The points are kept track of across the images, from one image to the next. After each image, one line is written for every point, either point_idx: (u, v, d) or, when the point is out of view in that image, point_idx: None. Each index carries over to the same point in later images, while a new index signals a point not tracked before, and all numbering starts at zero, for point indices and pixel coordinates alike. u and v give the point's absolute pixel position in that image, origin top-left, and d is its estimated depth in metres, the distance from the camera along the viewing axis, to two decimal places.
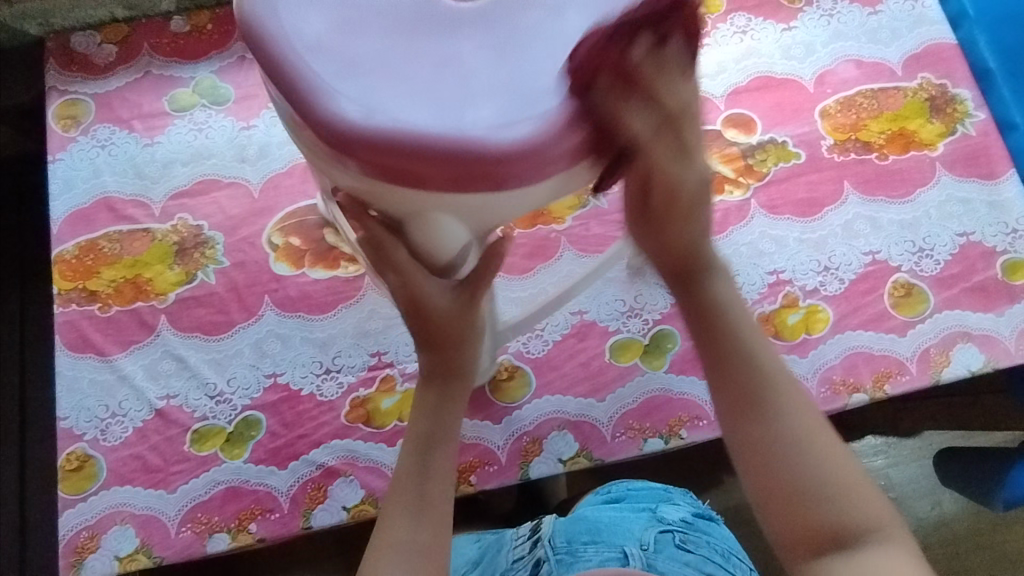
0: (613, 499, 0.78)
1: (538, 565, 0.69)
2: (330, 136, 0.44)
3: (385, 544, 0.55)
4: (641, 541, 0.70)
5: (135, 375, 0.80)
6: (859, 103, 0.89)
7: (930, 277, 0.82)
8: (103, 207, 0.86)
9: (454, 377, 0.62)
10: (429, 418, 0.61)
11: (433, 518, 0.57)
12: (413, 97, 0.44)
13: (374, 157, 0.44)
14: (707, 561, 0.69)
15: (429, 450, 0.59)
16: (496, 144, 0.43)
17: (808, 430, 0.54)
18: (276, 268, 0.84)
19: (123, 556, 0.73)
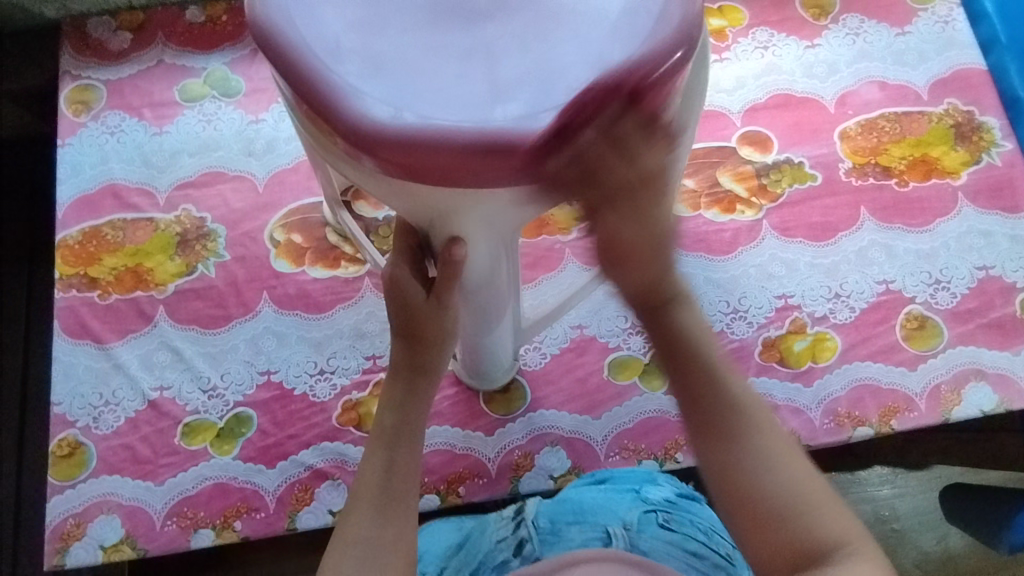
0: (598, 480, 0.69)
1: (520, 546, 0.63)
2: (352, 138, 0.43)
3: (346, 541, 0.51)
4: (624, 522, 0.62)
5: (130, 364, 0.79)
6: (881, 127, 0.87)
7: (945, 310, 0.79)
8: (109, 194, 0.86)
9: (425, 368, 0.60)
10: (396, 410, 0.58)
11: (398, 513, 0.52)
12: (438, 89, 0.43)
13: (397, 157, 0.43)
14: (692, 541, 0.61)
15: (396, 445, 0.56)
16: (524, 135, 0.42)
17: (779, 450, 0.51)
18: (276, 264, 0.84)
19: (107, 546, 0.73)
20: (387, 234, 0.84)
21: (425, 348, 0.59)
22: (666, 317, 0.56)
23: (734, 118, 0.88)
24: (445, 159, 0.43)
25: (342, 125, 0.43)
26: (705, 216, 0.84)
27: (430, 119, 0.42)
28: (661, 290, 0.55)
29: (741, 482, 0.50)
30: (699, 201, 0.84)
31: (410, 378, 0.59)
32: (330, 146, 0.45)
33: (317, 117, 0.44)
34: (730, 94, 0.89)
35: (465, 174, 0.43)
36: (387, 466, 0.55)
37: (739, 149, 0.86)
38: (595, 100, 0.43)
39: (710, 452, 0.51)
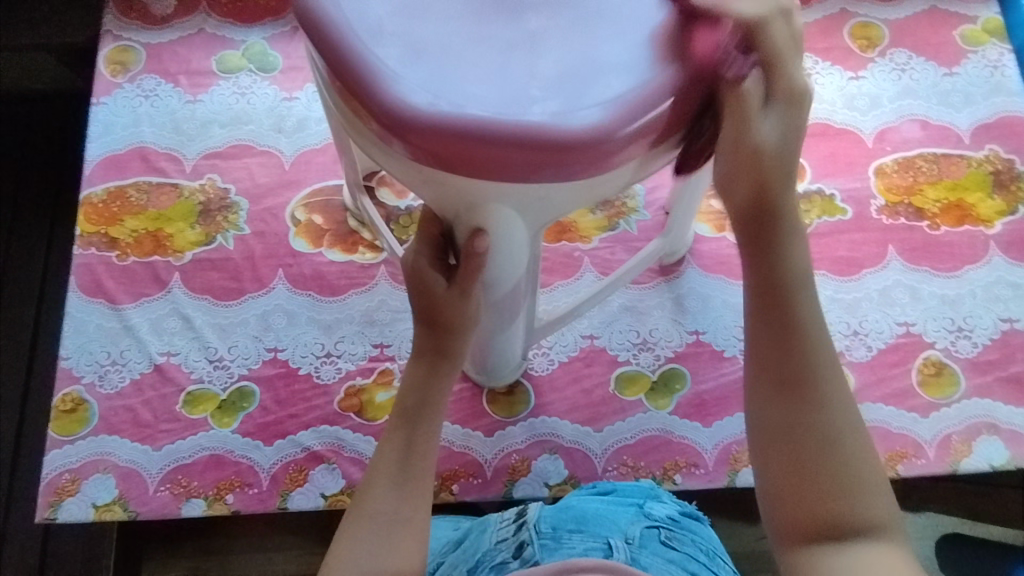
0: (603, 492, 0.69)
1: (520, 548, 0.60)
2: (382, 118, 0.42)
3: (364, 514, 0.52)
4: (626, 535, 0.60)
5: (141, 327, 0.80)
6: (918, 166, 0.85)
7: (965, 359, 0.77)
8: (138, 156, 0.87)
9: (446, 354, 0.59)
10: (416, 390, 0.58)
11: (416, 492, 0.54)
12: (476, 77, 0.43)
13: (427, 141, 0.42)
14: (693, 560, 0.59)
15: (415, 424, 0.57)
16: (561, 131, 0.41)
17: (847, 424, 0.46)
18: (294, 243, 0.84)
19: (100, 505, 0.73)
20: (408, 224, 0.83)
21: (442, 335, 0.58)
22: (774, 233, 0.50)
23: None
24: (475, 147, 0.42)
25: (375, 104, 0.42)
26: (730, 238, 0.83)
27: (464, 104, 0.42)
28: (773, 195, 0.50)
29: (796, 467, 0.46)
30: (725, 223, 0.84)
31: (427, 358, 0.59)
32: (360, 125, 0.45)
33: (350, 96, 0.44)
34: None
35: (497, 167, 0.42)
36: (405, 445, 0.56)
37: None
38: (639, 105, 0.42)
39: (778, 402, 0.47)
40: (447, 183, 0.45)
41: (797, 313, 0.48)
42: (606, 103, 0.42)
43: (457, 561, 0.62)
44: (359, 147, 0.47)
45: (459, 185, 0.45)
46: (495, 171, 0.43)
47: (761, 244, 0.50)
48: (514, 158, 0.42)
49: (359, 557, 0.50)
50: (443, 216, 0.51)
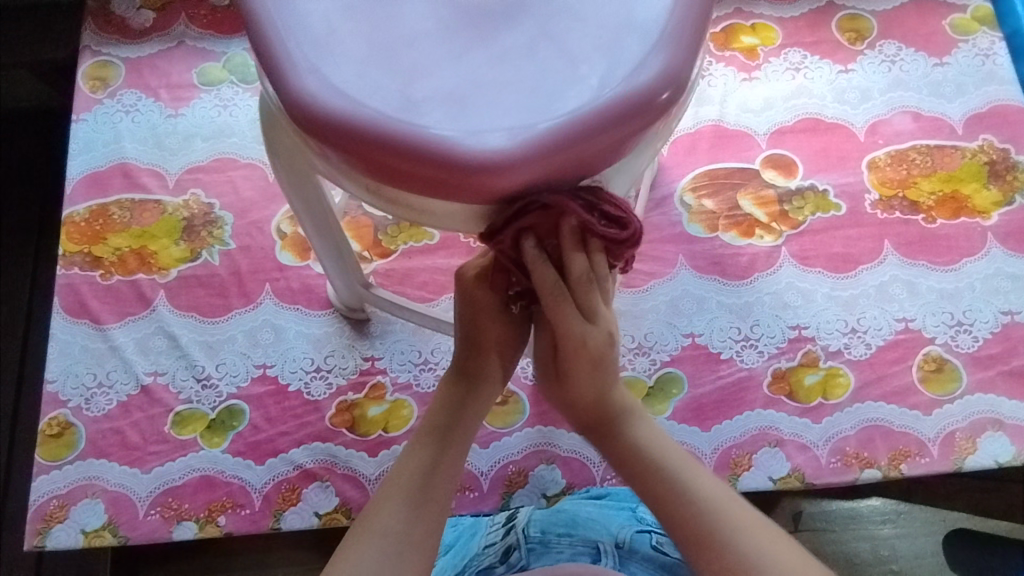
0: (597, 494, 0.66)
1: (508, 552, 0.60)
2: (390, 168, 0.41)
3: (371, 530, 0.51)
4: (615, 539, 0.59)
5: (126, 348, 0.78)
6: (912, 159, 0.84)
7: (966, 354, 0.76)
8: (119, 172, 0.86)
9: (482, 377, 0.59)
10: (443, 406, 0.57)
11: (431, 513, 0.52)
12: (467, 98, 0.41)
13: (394, 165, 0.41)
14: (685, 566, 0.57)
15: (445, 442, 0.55)
16: (529, 145, 0.40)
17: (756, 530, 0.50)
18: (281, 257, 0.82)
19: (89, 531, 0.72)
20: (396, 233, 0.82)
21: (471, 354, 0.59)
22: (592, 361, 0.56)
23: (759, 140, 0.85)
24: (443, 168, 0.40)
25: (377, 158, 0.41)
26: (723, 238, 0.81)
27: (468, 129, 0.41)
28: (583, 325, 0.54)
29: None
30: (717, 222, 0.82)
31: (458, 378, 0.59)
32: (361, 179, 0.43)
33: (348, 156, 0.42)
34: (757, 114, 0.87)
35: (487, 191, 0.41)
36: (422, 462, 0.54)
37: (763, 171, 0.84)
38: (634, 97, 0.41)
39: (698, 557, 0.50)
40: (464, 214, 0.44)
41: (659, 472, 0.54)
42: (603, 99, 0.41)
43: (447, 565, 0.61)
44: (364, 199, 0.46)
45: (475, 214, 0.44)
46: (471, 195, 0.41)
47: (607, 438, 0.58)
48: (510, 173, 0.41)
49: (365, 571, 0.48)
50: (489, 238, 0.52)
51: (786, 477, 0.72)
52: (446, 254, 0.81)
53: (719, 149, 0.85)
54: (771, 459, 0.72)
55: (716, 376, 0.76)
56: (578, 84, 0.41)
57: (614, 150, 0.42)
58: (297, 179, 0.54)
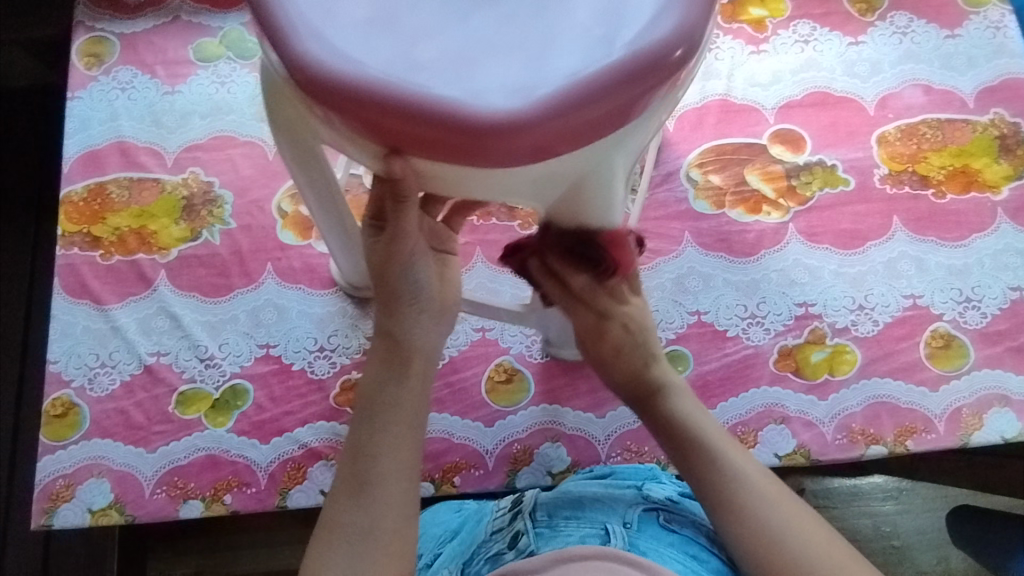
0: (599, 476, 0.67)
1: (515, 538, 0.59)
2: (404, 132, 0.40)
3: (329, 526, 0.51)
4: (624, 520, 0.58)
5: (128, 328, 0.78)
6: (922, 133, 0.82)
7: (973, 330, 0.75)
8: (117, 151, 0.84)
9: (400, 342, 0.57)
10: (377, 382, 0.56)
11: (377, 500, 0.51)
12: (480, 60, 0.40)
13: (404, 131, 0.40)
14: (693, 543, 0.57)
15: (375, 419, 0.54)
16: (544, 106, 0.39)
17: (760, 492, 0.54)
18: (282, 236, 0.81)
19: (96, 510, 0.72)
20: None
21: (392, 312, 0.57)
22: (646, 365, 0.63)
23: (767, 114, 0.84)
24: (454, 131, 0.39)
25: (385, 123, 0.40)
26: (729, 214, 0.80)
27: (485, 89, 0.39)
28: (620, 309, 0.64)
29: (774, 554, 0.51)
30: (723, 199, 0.81)
31: (382, 352, 0.57)
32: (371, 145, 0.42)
33: (356, 123, 0.40)
34: (765, 88, 0.85)
35: (499, 152, 0.40)
36: (362, 440, 0.53)
37: (770, 147, 0.82)
38: (647, 55, 0.40)
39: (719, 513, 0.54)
40: (486, 177, 0.43)
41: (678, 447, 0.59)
42: (616, 57, 0.40)
43: (455, 552, 0.62)
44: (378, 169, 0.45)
45: (480, 177, 0.43)
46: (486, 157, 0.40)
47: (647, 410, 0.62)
48: (523, 135, 0.39)
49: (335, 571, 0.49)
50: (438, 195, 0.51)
51: (792, 453, 0.72)
52: None
53: (726, 124, 0.84)
54: (777, 436, 0.72)
55: (722, 354, 0.75)
56: (590, 42, 0.40)
57: (629, 110, 0.41)
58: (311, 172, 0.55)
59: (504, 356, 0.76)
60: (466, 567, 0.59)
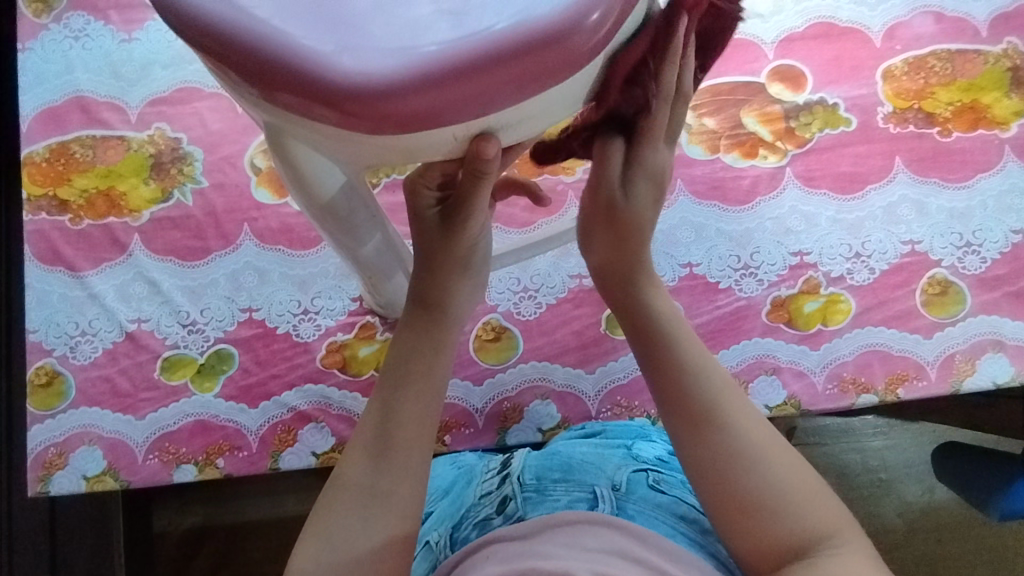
0: (589, 434, 0.67)
1: (503, 504, 0.59)
2: (266, 80, 0.38)
3: (342, 485, 0.49)
4: (612, 483, 0.59)
5: (106, 295, 0.76)
6: (931, 65, 0.78)
7: (972, 276, 0.73)
8: (76, 107, 0.80)
9: (439, 309, 0.55)
10: (405, 347, 0.54)
11: (397, 463, 0.49)
12: (361, 15, 0.38)
13: (353, 107, 0.37)
14: (682, 503, 0.57)
15: (399, 385, 0.52)
16: (497, 54, 0.37)
17: (765, 452, 0.51)
18: (257, 194, 0.78)
19: (90, 477, 0.72)
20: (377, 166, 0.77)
21: (435, 279, 0.55)
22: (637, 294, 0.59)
23: (766, 49, 0.78)
24: (409, 100, 0.37)
25: (333, 100, 0.37)
26: (724, 159, 0.77)
27: (356, 49, 0.37)
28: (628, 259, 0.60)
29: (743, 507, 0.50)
30: (718, 143, 0.77)
31: (418, 318, 0.55)
32: (242, 92, 0.40)
33: (226, 66, 0.39)
34: (765, 20, 0.79)
35: (460, 109, 0.39)
36: (387, 405, 0.51)
37: (769, 85, 0.78)
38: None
39: (695, 442, 0.52)
40: (356, 141, 0.41)
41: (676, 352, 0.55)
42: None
43: (445, 514, 0.62)
44: (259, 117, 0.43)
45: (451, 135, 0.41)
46: (450, 116, 0.39)
47: (614, 292, 0.61)
48: (480, 90, 0.38)
49: (338, 533, 0.47)
50: (469, 173, 0.46)
51: (782, 404, 0.72)
52: None
53: (722, 61, 0.78)
54: (767, 387, 0.72)
55: (714, 307, 0.74)
56: None
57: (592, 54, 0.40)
58: (344, 229, 0.56)
59: (492, 314, 0.74)
60: (456, 531, 0.60)
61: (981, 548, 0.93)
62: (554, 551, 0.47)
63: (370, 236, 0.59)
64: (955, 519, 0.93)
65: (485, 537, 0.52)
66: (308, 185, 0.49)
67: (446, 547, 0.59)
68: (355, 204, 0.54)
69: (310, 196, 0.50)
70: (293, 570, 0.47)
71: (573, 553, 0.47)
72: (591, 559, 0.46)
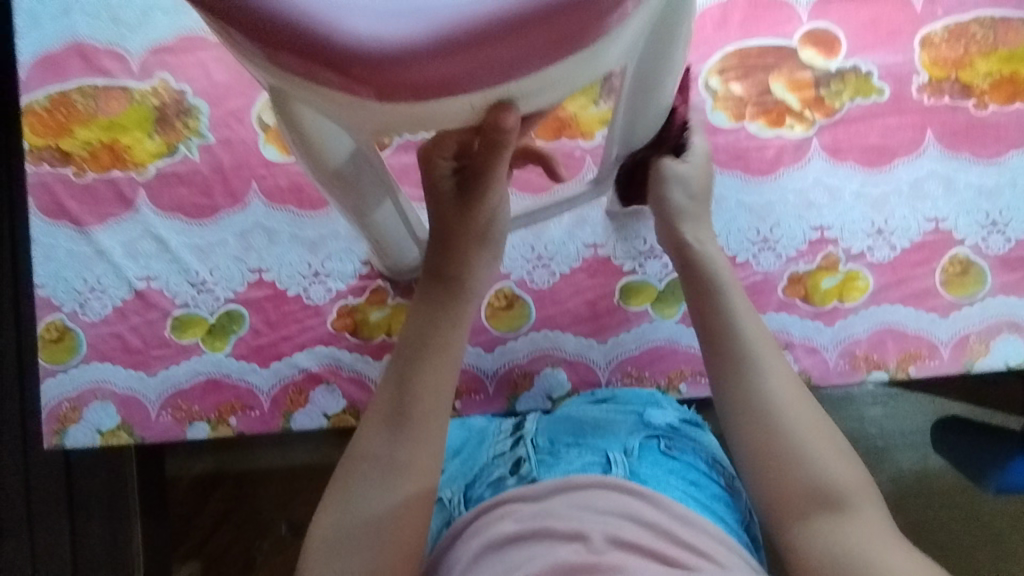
0: (600, 399, 0.66)
1: (518, 464, 0.58)
2: (267, 39, 0.35)
3: (359, 456, 0.50)
4: (625, 447, 0.58)
5: (114, 252, 0.75)
6: (972, 33, 0.74)
7: (994, 256, 0.72)
8: (75, 54, 0.76)
9: (457, 283, 0.54)
10: (422, 321, 0.53)
11: (414, 435, 0.50)
12: None
13: (363, 74, 0.35)
14: (692, 470, 0.58)
15: (416, 360, 0.52)
16: (518, 20, 0.35)
17: (812, 425, 0.55)
18: (265, 152, 0.76)
19: (105, 431, 0.73)
20: None
21: (452, 253, 0.53)
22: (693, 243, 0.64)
23: (800, 11, 0.74)
24: (425, 67, 0.35)
25: (341, 65, 0.35)
26: (749, 128, 0.74)
27: (367, 11, 0.35)
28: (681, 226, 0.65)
29: (765, 450, 0.55)
30: (744, 110, 0.74)
31: (433, 293, 0.54)
32: (243, 51, 0.37)
33: (225, 22, 0.36)
34: None
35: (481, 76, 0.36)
36: (403, 378, 0.51)
37: (800, 50, 0.74)
38: None
39: (726, 373, 0.58)
40: (365, 109, 0.38)
41: (724, 299, 0.61)
42: None
43: (456, 474, 0.62)
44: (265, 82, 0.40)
45: (467, 105, 0.38)
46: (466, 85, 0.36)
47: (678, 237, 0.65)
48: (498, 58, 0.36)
49: (360, 503, 0.48)
50: (489, 140, 0.44)
51: None
52: None
53: (753, 22, 0.74)
54: None
55: None
56: None
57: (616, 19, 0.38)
58: (352, 196, 0.54)
59: (504, 282, 0.73)
60: (470, 490, 0.60)
61: (973, 519, 0.95)
62: (568, 513, 0.48)
63: (377, 203, 0.57)
64: (949, 488, 0.95)
65: (498, 497, 0.52)
66: (317, 152, 0.47)
67: (460, 504, 0.59)
68: (364, 170, 0.52)
69: (316, 161, 0.48)
70: (315, 537, 0.48)
71: (588, 517, 0.48)
72: (605, 520, 0.47)
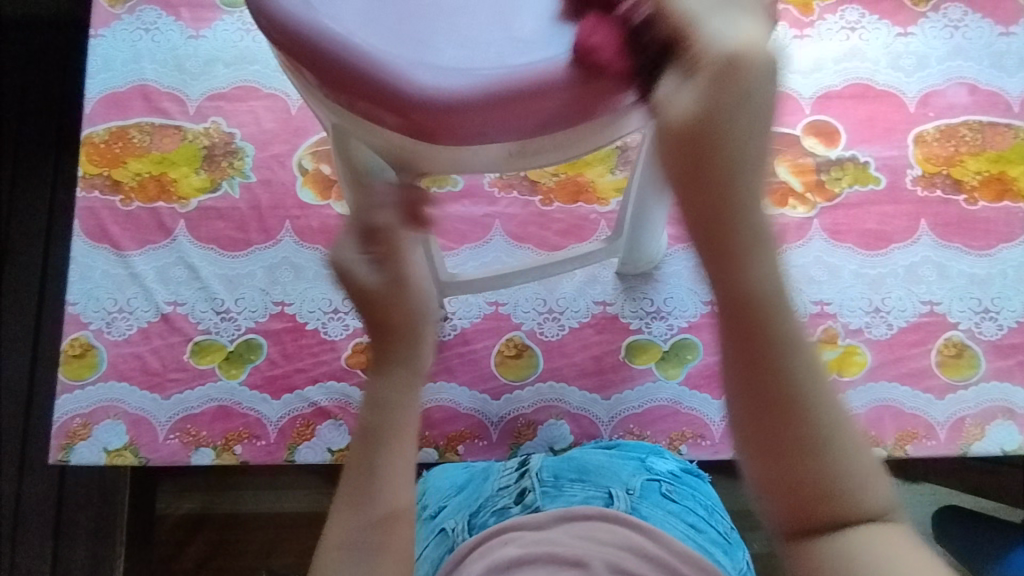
0: (606, 444, 0.68)
1: (522, 494, 0.60)
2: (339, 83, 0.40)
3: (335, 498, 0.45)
4: (626, 486, 0.61)
5: (147, 276, 0.79)
6: (962, 135, 0.80)
7: (987, 342, 0.75)
8: (139, 95, 0.83)
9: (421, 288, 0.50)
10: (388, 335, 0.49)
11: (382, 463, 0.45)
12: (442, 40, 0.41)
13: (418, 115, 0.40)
14: (692, 513, 0.59)
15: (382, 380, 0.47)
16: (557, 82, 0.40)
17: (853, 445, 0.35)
18: (302, 194, 0.81)
19: (111, 450, 0.74)
20: None
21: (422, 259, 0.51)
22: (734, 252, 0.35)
23: (804, 103, 0.81)
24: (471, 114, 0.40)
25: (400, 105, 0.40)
26: None
27: (425, 65, 0.40)
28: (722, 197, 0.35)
29: (780, 443, 0.34)
30: None
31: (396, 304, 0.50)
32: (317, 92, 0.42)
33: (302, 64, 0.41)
34: (804, 76, 0.82)
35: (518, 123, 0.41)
36: (374, 398, 0.47)
37: (803, 138, 0.80)
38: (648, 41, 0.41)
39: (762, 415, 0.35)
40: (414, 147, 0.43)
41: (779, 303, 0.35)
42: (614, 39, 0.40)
43: (460, 505, 0.63)
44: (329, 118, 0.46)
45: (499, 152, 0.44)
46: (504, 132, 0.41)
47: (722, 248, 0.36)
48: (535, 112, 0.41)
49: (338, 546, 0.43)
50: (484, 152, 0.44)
51: None
52: (470, 202, 0.80)
53: None
54: None
55: None
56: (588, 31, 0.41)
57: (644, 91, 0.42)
58: None
59: (515, 331, 0.76)
60: (473, 518, 0.60)
61: None
62: (569, 541, 0.49)
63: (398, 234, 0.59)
64: None
65: (503, 525, 0.52)
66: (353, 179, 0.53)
67: (463, 531, 0.59)
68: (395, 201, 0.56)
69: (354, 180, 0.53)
70: None
71: (588, 545, 0.48)
72: (607, 551, 0.48)
